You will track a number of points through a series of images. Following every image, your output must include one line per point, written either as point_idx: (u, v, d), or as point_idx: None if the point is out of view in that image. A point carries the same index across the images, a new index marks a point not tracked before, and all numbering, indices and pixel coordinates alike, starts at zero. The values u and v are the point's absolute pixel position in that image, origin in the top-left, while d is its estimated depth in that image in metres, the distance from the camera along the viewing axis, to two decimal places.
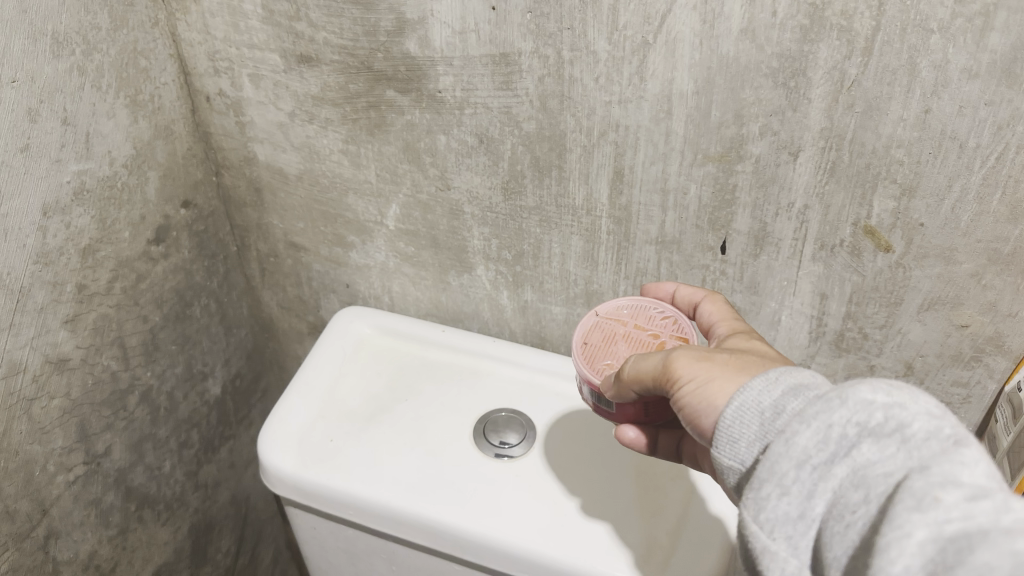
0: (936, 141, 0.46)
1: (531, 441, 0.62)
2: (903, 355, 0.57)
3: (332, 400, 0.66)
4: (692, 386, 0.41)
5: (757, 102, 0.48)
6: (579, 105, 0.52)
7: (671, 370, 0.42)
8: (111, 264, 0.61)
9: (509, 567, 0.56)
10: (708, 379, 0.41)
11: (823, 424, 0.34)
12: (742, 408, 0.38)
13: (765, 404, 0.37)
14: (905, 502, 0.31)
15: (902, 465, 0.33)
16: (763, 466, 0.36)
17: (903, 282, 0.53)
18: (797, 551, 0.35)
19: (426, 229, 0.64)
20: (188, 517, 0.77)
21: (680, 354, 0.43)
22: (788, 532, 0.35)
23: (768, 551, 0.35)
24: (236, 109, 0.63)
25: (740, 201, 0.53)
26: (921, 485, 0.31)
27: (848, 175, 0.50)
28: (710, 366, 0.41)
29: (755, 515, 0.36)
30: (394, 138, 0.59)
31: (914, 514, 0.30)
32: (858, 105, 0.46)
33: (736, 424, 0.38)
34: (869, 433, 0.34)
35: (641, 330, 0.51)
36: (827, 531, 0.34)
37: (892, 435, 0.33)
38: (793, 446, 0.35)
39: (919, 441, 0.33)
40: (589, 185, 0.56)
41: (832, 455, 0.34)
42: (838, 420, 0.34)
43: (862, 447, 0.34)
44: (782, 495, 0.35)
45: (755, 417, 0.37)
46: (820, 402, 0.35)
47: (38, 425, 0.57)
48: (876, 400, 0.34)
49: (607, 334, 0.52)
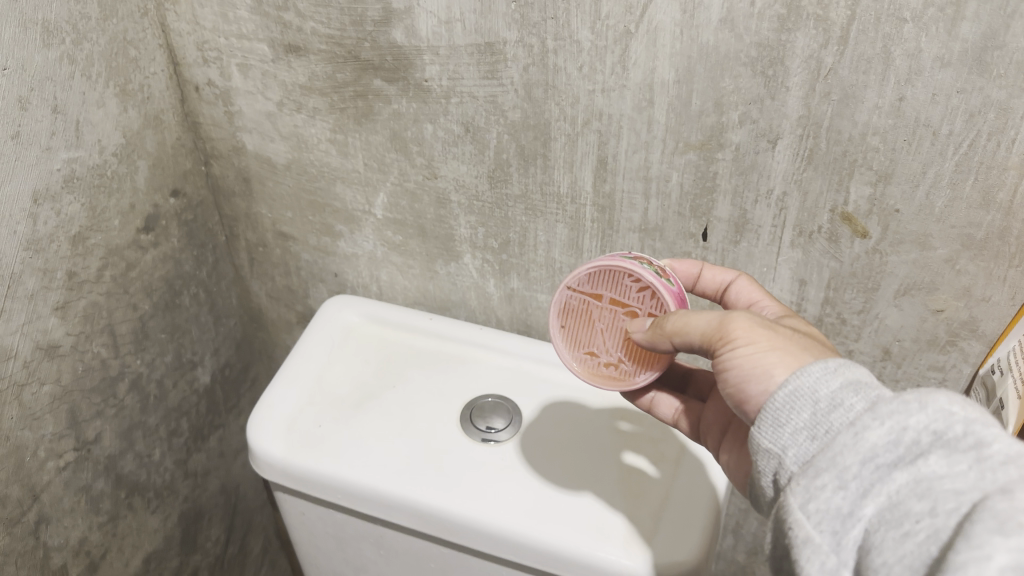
0: (910, 129, 0.47)
1: (517, 427, 0.63)
2: (880, 340, 0.59)
3: (321, 387, 0.67)
4: (750, 351, 0.41)
5: (736, 91, 0.49)
6: (563, 93, 0.53)
7: (735, 328, 0.42)
8: (101, 252, 0.61)
9: (495, 548, 0.57)
10: (773, 346, 0.41)
11: (897, 424, 0.35)
12: (797, 393, 0.38)
13: (822, 393, 0.38)
14: (984, 521, 0.30)
15: (975, 484, 0.33)
16: (824, 456, 0.36)
17: (879, 267, 0.55)
18: (840, 549, 0.35)
19: (413, 218, 0.65)
20: (178, 505, 0.78)
21: (742, 319, 0.43)
22: (834, 528, 0.36)
23: (811, 542, 0.36)
24: (225, 99, 0.63)
25: (720, 188, 0.54)
26: (1003, 507, 0.30)
27: (825, 163, 0.51)
28: (772, 336, 0.42)
29: (803, 504, 0.36)
30: (381, 127, 0.60)
31: (995, 537, 0.30)
32: (835, 93, 0.48)
33: (788, 409, 0.38)
34: (943, 444, 0.34)
35: (618, 306, 0.50)
36: (878, 534, 0.34)
37: (967, 452, 0.33)
38: (861, 441, 0.35)
39: (996, 463, 0.33)
40: (573, 173, 0.57)
41: (898, 459, 0.35)
42: (914, 424, 0.34)
43: (931, 457, 0.34)
44: (838, 488, 0.36)
45: (809, 407, 0.38)
46: (898, 403, 0.35)
47: (28, 411, 0.58)
48: (958, 412, 0.34)
49: (583, 310, 0.51)
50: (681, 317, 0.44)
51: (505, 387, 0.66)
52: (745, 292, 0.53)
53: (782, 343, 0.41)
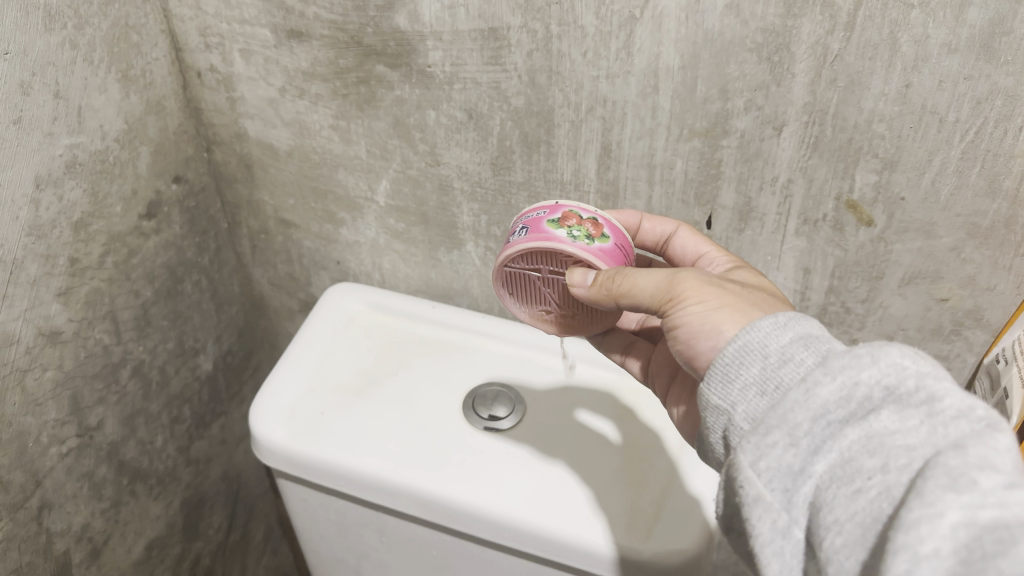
0: (916, 116, 0.47)
1: (520, 415, 0.63)
2: (885, 329, 0.59)
3: (324, 373, 0.67)
4: (698, 309, 0.41)
5: (741, 77, 0.49)
6: (567, 79, 0.53)
7: (684, 286, 0.42)
8: (104, 238, 0.61)
9: (498, 537, 0.57)
10: (723, 301, 0.41)
11: (849, 380, 0.34)
12: (746, 348, 0.38)
13: (771, 348, 0.37)
14: (937, 478, 0.29)
15: (927, 441, 0.32)
16: (775, 413, 0.35)
17: (884, 256, 0.54)
18: (790, 507, 0.34)
19: (416, 205, 0.65)
20: (180, 492, 0.78)
21: (688, 279, 0.43)
22: (785, 486, 0.34)
23: (761, 501, 0.35)
24: (227, 85, 0.63)
25: (725, 175, 0.54)
26: (956, 463, 0.29)
27: (830, 150, 0.50)
28: (721, 293, 0.42)
29: (753, 462, 0.35)
30: (384, 114, 0.60)
31: (948, 494, 0.28)
32: (841, 80, 0.47)
33: (738, 366, 0.38)
34: (894, 399, 0.33)
35: (559, 274, 0.51)
36: (829, 491, 0.33)
37: (919, 407, 0.32)
38: (812, 397, 0.34)
39: (947, 418, 0.32)
40: (577, 161, 0.57)
41: (850, 415, 0.34)
42: (866, 379, 0.33)
43: (882, 413, 0.33)
44: (788, 447, 0.34)
45: (759, 362, 0.37)
46: (849, 357, 0.34)
47: (32, 396, 0.58)
48: (909, 366, 0.33)
49: (525, 279, 0.52)
50: (629, 278, 0.45)
51: (507, 374, 0.66)
52: (690, 243, 0.54)
53: (731, 299, 0.41)
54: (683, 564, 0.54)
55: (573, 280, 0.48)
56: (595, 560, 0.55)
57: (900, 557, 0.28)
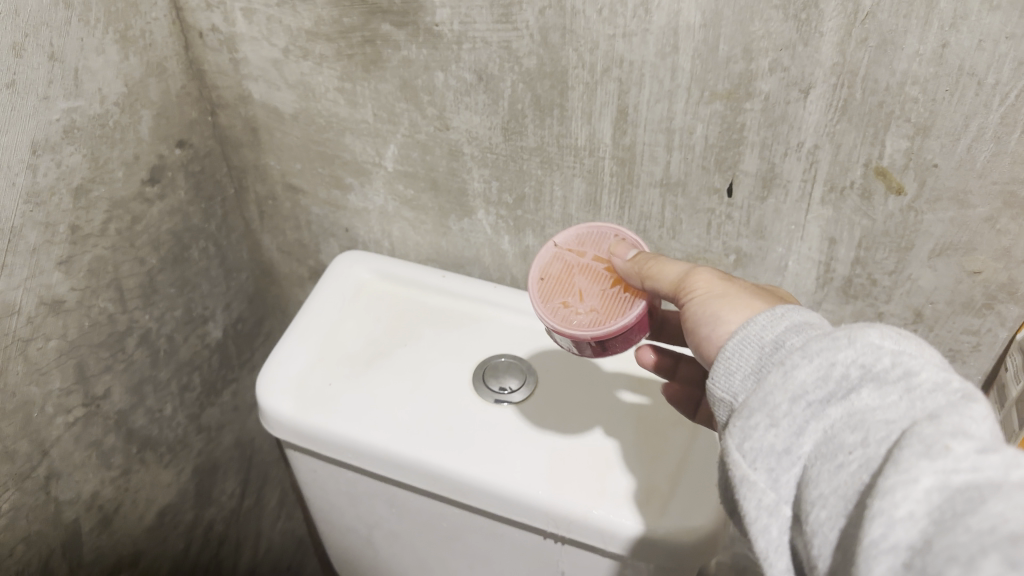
0: (953, 78, 0.44)
1: (531, 387, 0.61)
2: (913, 302, 0.56)
3: (332, 343, 0.65)
4: (702, 298, 0.42)
5: (767, 35, 0.46)
6: (582, 38, 0.50)
7: (697, 279, 0.43)
8: (106, 204, 0.60)
9: (510, 511, 0.56)
10: (723, 296, 0.41)
11: (826, 360, 0.34)
12: (744, 340, 0.38)
13: (765, 339, 0.37)
14: (912, 446, 0.29)
15: (906, 416, 0.31)
16: (757, 396, 0.35)
17: (914, 226, 0.52)
18: (777, 485, 0.34)
19: (425, 171, 0.63)
20: (191, 459, 0.78)
21: (702, 272, 0.43)
22: (770, 465, 0.34)
23: (748, 481, 0.35)
24: (230, 45, 0.61)
25: (748, 140, 0.51)
26: (929, 431, 0.29)
27: (859, 114, 0.48)
28: (727, 286, 0.42)
29: (739, 444, 0.35)
30: (391, 75, 0.57)
31: (922, 461, 0.29)
32: (872, 39, 0.44)
33: (736, 355, 0.37)
34: (872, 377, 0.33)
35: (601, 263, 0.51)
36: (814, 468, 0.33)
37: (897, 383, 0.32)
38: (791, 379, 0.34)
39: (924, 391, 0.32)
40: (592, 125, 0.54)
41: (829, 395, 0.33)
42: (843, 359, 0.33)
43: (863, 391, 0.33)
44: (770, 427, 0.34)
45: (754, 350, 0.37)
46: (827, 339, 0.34)
47: (35, 366, 0.57)
48: (885, 345, 0.33)
49: (565, 266, 0.51)
50: (658, 262, 0.46)
51: (520, 347, 0.64)
52: None
53: (734, 292, 0.41)
54: (702, 542, 0.52)
55: (616, 251, 0.49)
56: (610, 537, 0.54)
57: (875, 522, 0.28)
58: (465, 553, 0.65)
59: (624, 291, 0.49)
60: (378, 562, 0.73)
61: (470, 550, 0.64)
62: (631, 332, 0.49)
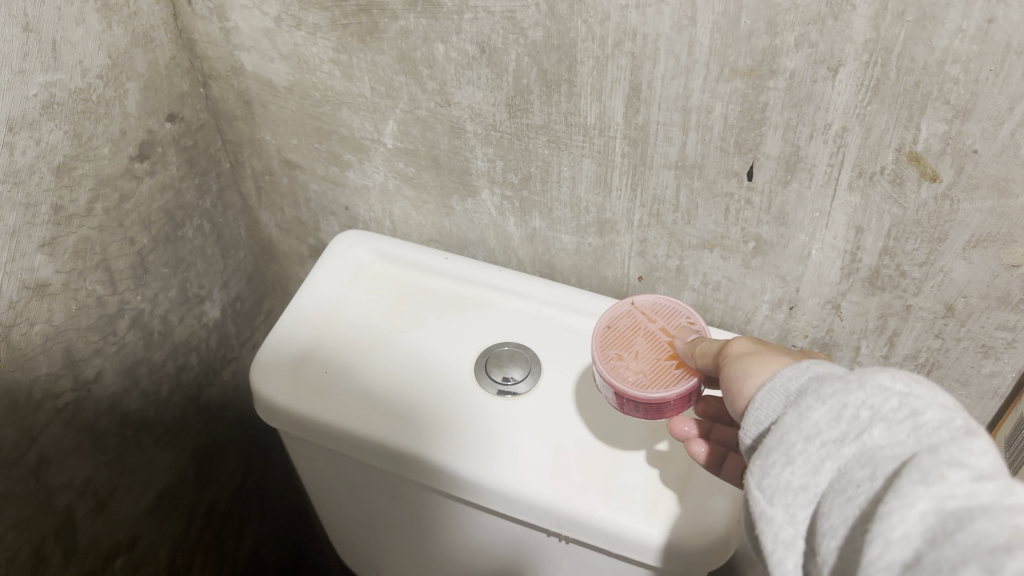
0: (999, 57, 0.40)
1: (536, 378, 0.59)
2: (944, 296, 0.52)
3: (328, 328, 0.63)
4: (735, 360, 0.41)
5: (793, 8, 0.42)
6: (591, 9, 0.46)
7: (734, 346, 0.43)
8: (91, 182, 0.57)
9: (512, 509, 0.54)
10: (754, 353, 0.40)
11: (838, 402, 0.33)
12: (772, 389, 0.37)
13: (790, 387, 0.36)
14: (910, 475, 0.30)
15: (912, 448, 0.31)
16: (774, 436, 0.35)
17: (949, 215, 0.48)
18: (794, 520, 0.34)
19: (426, 148, 0.60)
20: (191, 441, 0.76)
21: (739, 340, 0.43)
22: (787, 501, 0.34)
23: (766, 516, 0.34)
24: (220, 14, 0.57)
25: (770, 121, 0.47)
26: (927, 462, 0.30)
27: (893, 95, 0.44)
28: (758, 346, 0.41)
29: (758, 481, 0.35)
30: (388, 47, 0.54)
31: (918, 487, 0.29)
32: (910, 14, 0.40)
33: (763, 405, 0.36)
34: (882, 417, 0.32)
35: (665, 337, 0.50)
36: (826, 502, 0.33)
37: (904, 421, 0.32)
38: (805, 420, 0.34)
39: (931, 429, 0.31)
40: (602, 102, 0.51)
41: (842, 435, 0.33)
42: (854, 401, 0.33)
43: (874, 431, 0.32)
44: (786, 465, 0.34)
45: (780, 398, 0.36)
46: (839, 382, 0.34)
47: (19, 351, 0.55)
48: (894, 386, 0.33)
49: (632, 325, 0.51)
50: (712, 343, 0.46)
51: (525, 334, 0.61)
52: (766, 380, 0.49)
53: (763, 350, 0.41)
54: (713, 546, 0.50)
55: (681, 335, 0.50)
56: (617, 539, 0.52)
57: (872, 543, 0.29)
58: (469, 546, 0.63)
59: (676, 369, 0.49)
60: (379, 549, 0.71)
61: (473, 543, 0.62)
62: (668, 407, 0.48)
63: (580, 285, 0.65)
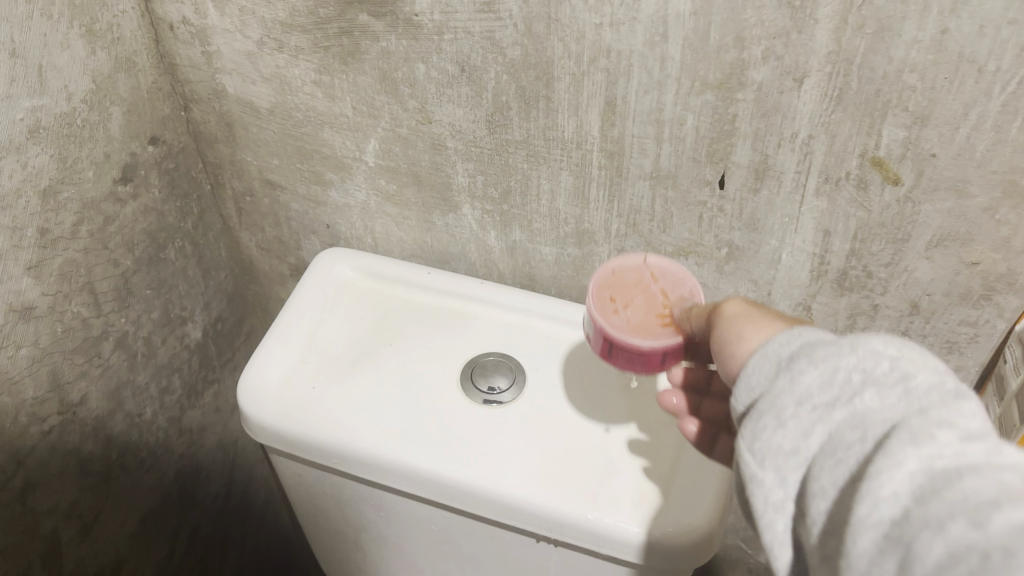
0: (952, 65, 0.43)
1: (521, 386, 0.60)
2: (909, 294, 0.55)
3: (314, 344, 0.63)
4: (729, 318, 0.42)
5: (759, 24, 0.44)
6: (567, 27, 0.48)
7: (728, 307, 0.43)
8: (76, 206, 0.58)
9: (499, 515, 0.55)
10: (748, 315, 0.41)
11: (829, 366, 0.34)
12: (763, 354, 0.37)
13: (783, 352, 0.36)
14: (901, 435, 0.30)
15: (903, 411, 0.32)
16: (765, 400, 0.35)
17: (911, 217, 0.50)
18: (784, 483, 0.34)
19: (407, 166, 0.61)
20: (173, 463, 0.76)
21: (732, 300, 0.44)
22: (777, 464, 0.34)
23: (756, 479, 0.35)
24: (202, 38, 0.58)
25: (740, 131, 0.50)
26: (917, 423, 0.30)
27: (856, 103, 0.46)
28: (754, 309, 0.42)
29: (749, 444, 0.35)
30: (370, 67, 0.55)
31: (908, 446, 0.30)
32: (869, 26, 0.43)
33: (755, 369, 0.37)
34: (873, 381, 0.33)
35: (661, 298, 0.51)
36: (816, 464, 0.33)
37: (896, 386, 0.32)
38: (797, 383, 0.34)
39: (921, 392, 0.32)
40: (579, 116, 0.53)
41: (834, 399, 0.33)
42: (845, 365, 0.33)
43: (865, 394, 0.33)
44: (777, 428, 0.34)
45: (772, 362, 0.36)
46: (831, 347, 0.34)
47: (6, 375, 0.55)
48: (886, 350, 0.33)
49: (638, 278, 0.52)
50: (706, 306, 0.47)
51: (508, 345, 0.63)
52: None
53: (756, 313, 0.41)
54: (695, 544, 0.52)
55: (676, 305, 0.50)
56: (602, 540, 0.53)
57: (862, 501, 0.30)
58: (454, 556, 0.64)
59: (658, 327, 0.50)
60: (367, 564, 0.71)
61: (461, 552, 0.63)
62: (638, 359, 0.49)
63: (559, 295, 0.67)
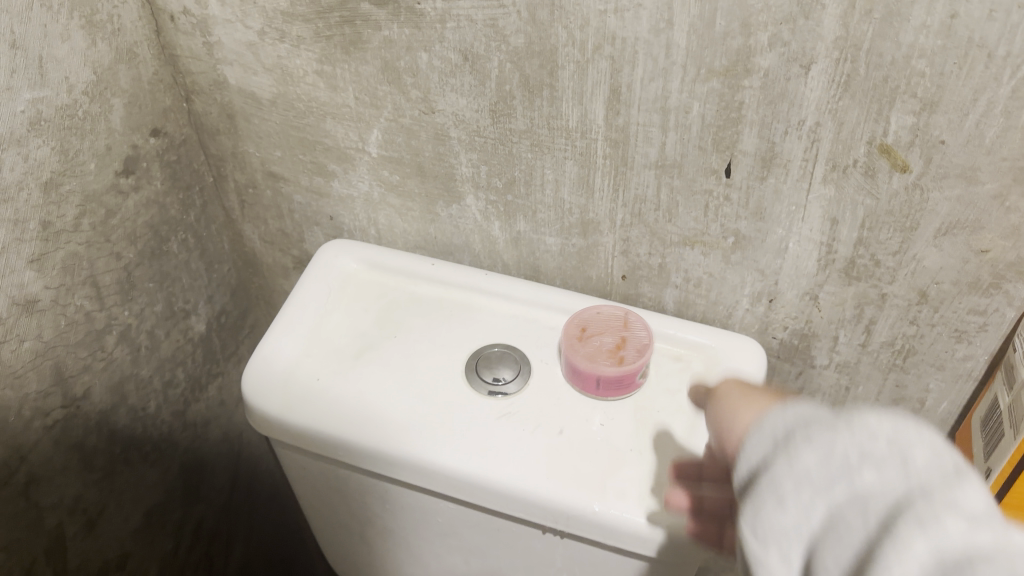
0: (962, 51, 0.42)
1: (526, 377, 0.60)
2: (917, 283, 0.54)
3: (319, 337, 0.63)
4: (725, 403, 0.44)
5: (766, 9, 0.44)
6: (571, 15, 0.48)
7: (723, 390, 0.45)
8: (78, 198, 0.57)
9: (507, 507, 0.55)
10: (744, 394, 0.43)
11: (827, 445, 0.33)
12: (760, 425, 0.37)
13: (778, 430, 0.36)
14: (909, 519, 0.30)
15: (905, 489, 0.31)
16: (764, 479, 0.34)
17: (919, 205, 0.50)
18: (787, 561, 0.33)
19: (411, 156, 0.61)
20: (178, 457, 0.76)
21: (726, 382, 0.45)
22: (779, 544, 0.33)
23: (759, 560, 0.34)
24: (203, 29, 0.58)
25: (746, 119, 0.49)
26: (924, 506, 0.30)
27: (864, 90, 0.45)
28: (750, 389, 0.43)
29: (750, 521, 0.34)
30: (372, 56, 0.55)
31: (916, 532, 0.29)
32: (877, 11, 0.42)
33: (753, 447, 0.37)
34: (872, 459, 0.32)
35: None
36: (820, 545, 0.32)
37: (895, 462, 0.32)
38: (795, 463, 0.34)
39: (922, 470, 0.32)
40: (583, 105, 0.52)
41: (832, 477, 0.33)
42: (844, 440, 0.33)
43: (865, 473, 0.32)
44: (777, 507, 0.34)
45: (768, 440, 0.36)
46: (828, 423, 0.34)
47: (9, 369, 0.55)
48: (883, 429, 0.33)
49: None
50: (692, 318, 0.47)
51: (513, 336, 0.63)
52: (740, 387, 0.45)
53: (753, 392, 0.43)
54: None
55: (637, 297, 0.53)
56: (611, 531, 0.52)
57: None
58: (461, 548, 0.64)
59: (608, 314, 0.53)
60: (373, 557, 0.71)
61: (467, 545, 0.63)
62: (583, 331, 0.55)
63: (564, 286, 0.67)
